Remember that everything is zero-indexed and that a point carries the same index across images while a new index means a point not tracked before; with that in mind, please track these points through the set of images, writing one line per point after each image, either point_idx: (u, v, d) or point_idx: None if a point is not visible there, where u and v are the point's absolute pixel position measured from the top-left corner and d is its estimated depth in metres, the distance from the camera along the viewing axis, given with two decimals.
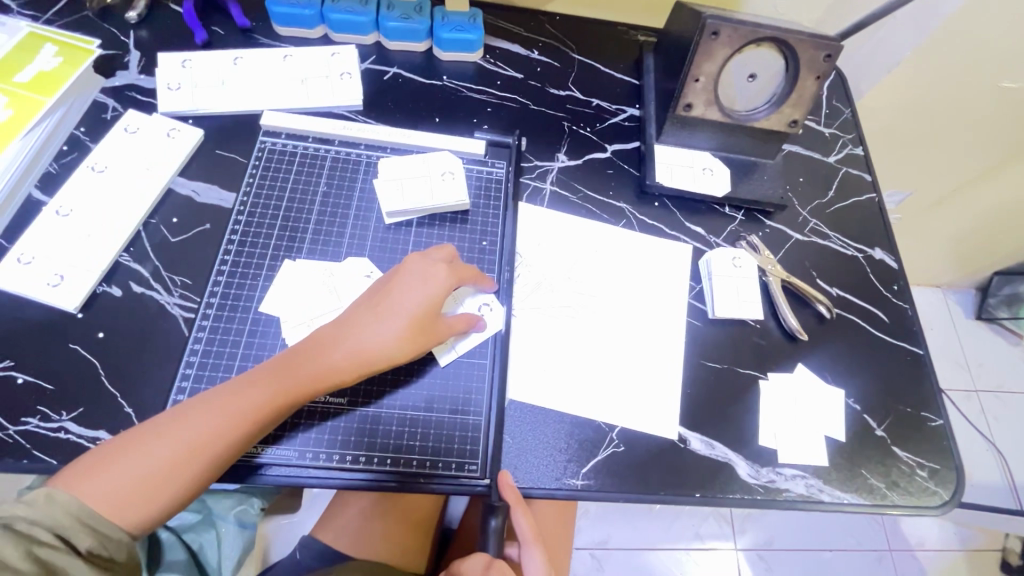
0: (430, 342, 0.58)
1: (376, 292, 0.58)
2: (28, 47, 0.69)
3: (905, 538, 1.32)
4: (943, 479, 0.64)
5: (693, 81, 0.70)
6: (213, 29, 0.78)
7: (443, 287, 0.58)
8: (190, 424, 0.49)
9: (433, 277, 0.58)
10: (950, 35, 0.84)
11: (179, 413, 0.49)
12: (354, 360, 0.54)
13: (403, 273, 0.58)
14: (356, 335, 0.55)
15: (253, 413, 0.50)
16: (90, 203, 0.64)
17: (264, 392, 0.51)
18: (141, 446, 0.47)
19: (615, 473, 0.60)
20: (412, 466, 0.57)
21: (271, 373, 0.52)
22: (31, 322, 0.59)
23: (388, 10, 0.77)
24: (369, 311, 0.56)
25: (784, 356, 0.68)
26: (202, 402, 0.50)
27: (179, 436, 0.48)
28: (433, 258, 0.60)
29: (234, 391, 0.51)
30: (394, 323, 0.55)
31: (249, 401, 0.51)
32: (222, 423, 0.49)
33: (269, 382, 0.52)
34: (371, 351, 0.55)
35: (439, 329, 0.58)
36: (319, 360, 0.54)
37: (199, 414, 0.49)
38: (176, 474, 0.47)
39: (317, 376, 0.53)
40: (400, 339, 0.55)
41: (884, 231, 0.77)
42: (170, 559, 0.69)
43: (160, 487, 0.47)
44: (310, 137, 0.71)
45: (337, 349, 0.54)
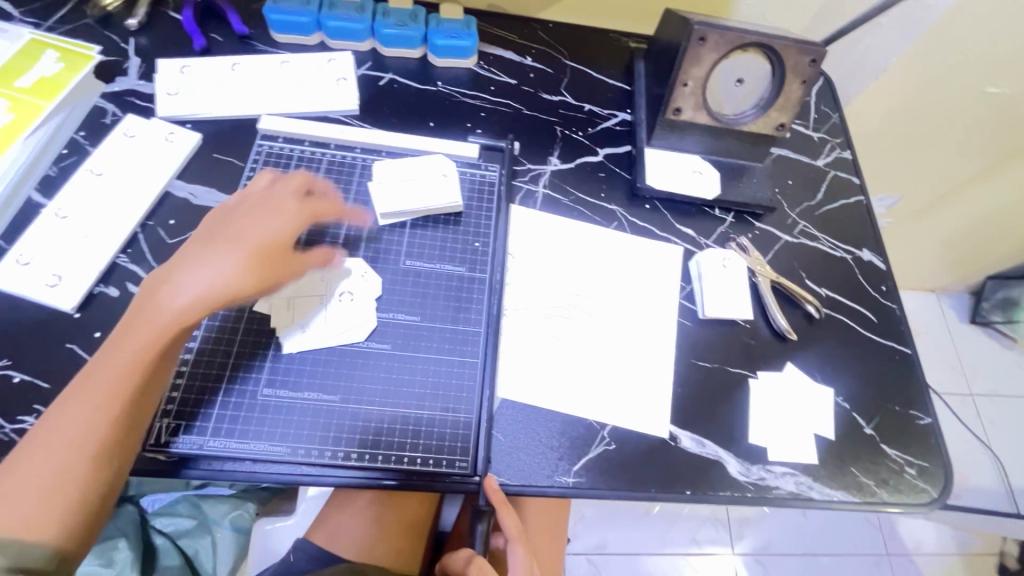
0: (280, 272, 0.55)
1: (213, 231, 0.56)
2: (30, 52, 0.71)
3: (902, 542, 1.32)
4: (932, 476, 0.65)
5: (681, 85, 0.71)
6: (212, 36, 0.80)
7: (282, 217, 0.58)
8: (61, 426, 0.46)
9: (274, 212, 0.58)
10: (934, 41, 0.85)
11: (42, 422, 0.47)
12: (205, 293, 0.51)
13: (238, 216, 0.58)
14: (190, 272, 0.52)
15: (117, 385, 0.48)
16: (88, 205, 0.65)
17: (118, 363, 0.49)
18: (12, 468, 0.45)
19: (606, 470, 0.60)
20: (404, 462, 0.58)
21: (123, 338, 0.50)
22: (28, 322, 0.60)
23: (383, 17, 0.78)
24: (205, 248, 0.54)
25: (774, 355, 0.69)
26: (66, 403, 0.48)
27: (48, 439, 0.46)
28: (279, 194, 0.61)
29: (90, 376, 0.49)
30: (231, 255, 0.53)
31: (109, 375, 0.48)
32: (89, 408, 0.47)
33: (120, 349, 0.49)
34: (217, 280, 0.52)
35: (292, 259, 0.57)
36: (166, 302, 0.50)
37: (67, 409, 0.47)
38: (61, 477, 0.45)
39: (172, 319, 0.50)
40: (244, 266, 0.53)
41: (872, 232, 0.78)
42: (164, 565, 0.66)
43: (55, 496, 0.45)
44: (306, 140, 0.73)
45: (183, 284, 0.51)
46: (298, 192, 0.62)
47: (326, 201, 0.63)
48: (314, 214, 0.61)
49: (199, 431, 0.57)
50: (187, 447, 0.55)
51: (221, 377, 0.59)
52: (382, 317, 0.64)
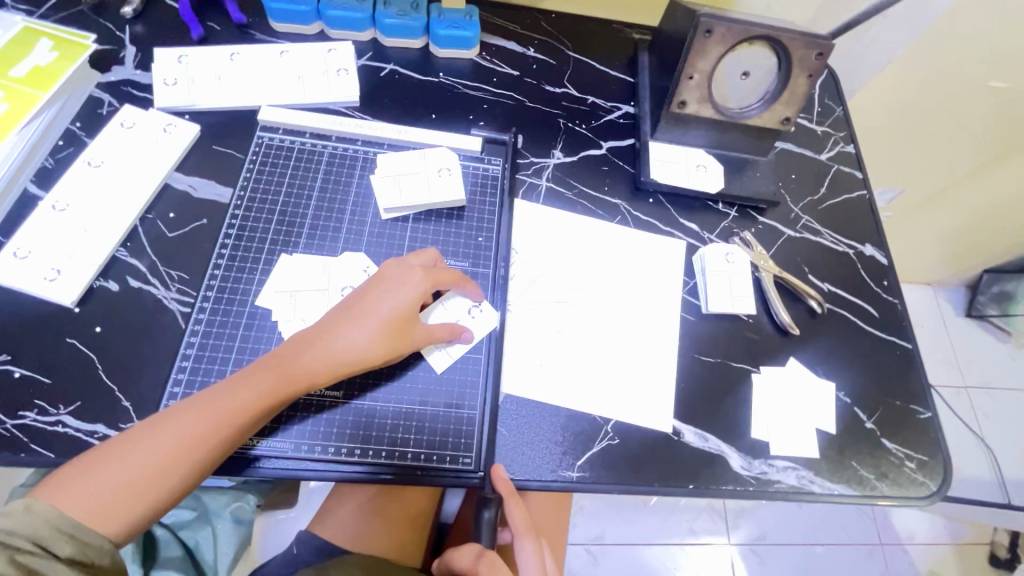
0: (408, 345, 0.58)
1: (348, 303, 0.58)
2: (24, 41, 0.69)
3: (895, 532, 1.33)
4: (930, 470, 0.66)
5: (687, 78, 0.70)
6: (210, 25, 0.78)
7: (415, 290, 0.58)
8: (175, 430, 0.49)
9: (404, 283, 0.58)
10: (938, 35, 0.85)
11: (155, 424, 0.50)
12: (335, 366, 0.55)
13: (374, 284, 0.59)
14: (335, 337, 0.56)
15: (233, 417, 0.51)
16: (86, 197, 0.64)
17: (248, 394, 0.52)
18: (115, 460, 0.48)
19: (609, 465, 0.61)
20: (408, 459, 0.58)
21: (255, 375, 0.53)
22: (27, 316, 0.59)
23: (384, 6, 0.77)
24: (344, 318, 0.57)
25: (777, 350, 0.69)
26: (188, 406, 0.51)
27: (157, 445, 0.49)
28: (409, 264, 0.61)
29: (227, 390, 0.52)
30: (368, 327, 0.56)
31: (230, 405, 0.51)
32: (203, 429, 0.50)
33: (259, 376, 0.53)
34: (350, 357, 0.55)
35: (417, 337, 0.59)
36: (302, 360, 0.54)
37: (181, 421, 0.50)
38: (153, 481, 0.48)
39: (303, 374, 0.54)
40: (373, 346, 0.56)
41: (874, 227, 0.78)
42: (166, 556, 0.72)
43: (139, 496, 0.48)
44: (307, 133, 0.72)
45: (323, 344, 0.55)
46: (427, 265, 0.62)
47: (449, 273, 0.62)
48: (441, 284, 0.61)
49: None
50: None
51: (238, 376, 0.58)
52: None
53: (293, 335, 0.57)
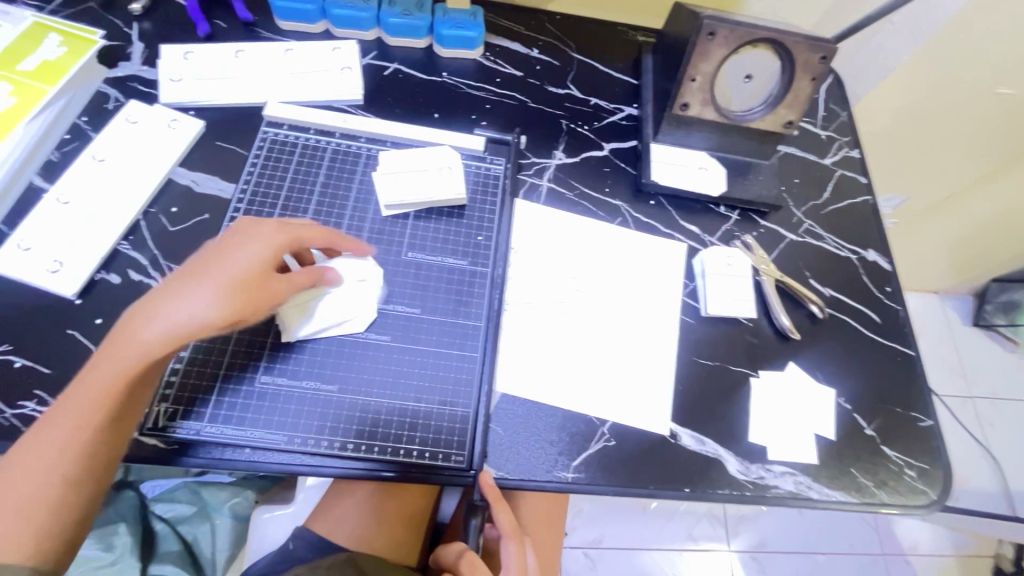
0: (266, 303, 0.51)
1: (190, 266, 0.51)
2: (33, 36, 0.70)
3: (898, 542, 1.32)
4: (932, 479, 0.65)
5: (689, 81, 0.70)
6: (216, 22, 0.79)
7: (263, 242, 0.53)
8: (40, 445, 0.45)
9: (257, 237, 0.53)
10: (944, 41, 0.85)
11: (16, 451, 0.45)
12: (176, 335, 0.47)
13: (221, 243, 0.53)
14: (167, 301, 0.47)
15: (93, 414, 0.46)
16: (91, 190, 0.65)
17: (94, 385, 0.46)
18: None
19: (605, 466, 0.60)
20: (401, 455, 0.57)
21: (94, 366, 0.47)
22: (30, 307, 0.60)
23: (389, 6, 0.78)
24: (182, 281, 0.49)
25: (776, 354, 0.68)
26: (46, 419, 0.46)
27: (25, 470, 0.45)
28: (264, 220, 0.56)
29: (74, 390, 0.47)
30: (209, 284, 0.49)
31: (82, 402, 0.46)
32: (66, 442, 0.46)
33: (99, 364, 0.47)
34: (187, 323, 0.47)
35: (276, 287, 0.53)
36: (140, 332, 0.46)
37: (43, 438, 0.46)
38: (43, 505, 0.45)
39: (144, 345, 0.46)
40: (216, 307, 0.48)
41: (877, 232, 0.78)
42: (164, 550, 0.73)
43: (33, 520, 0.44)
44: (312, 129, 0.72)
45: (156, 311, 0.47)
46: (286, 219, 0.57)
47: (314, 228, 0.58)
48: (302, 239, 0.56)
49: (175, 416, 0.56)
50: (181, 432, 0.55)
51: (218, 365, 0.58)
52: (383, 309, 0.63)
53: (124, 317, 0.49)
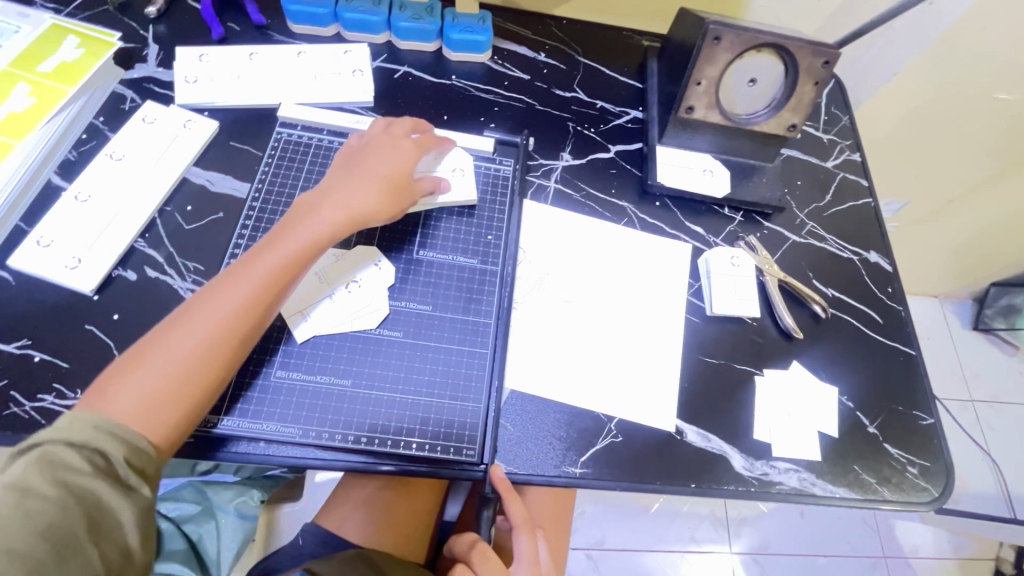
0: (403, 203, 0.65)
1: (349, 167, 0.64)
2: (52, 38, 0.72)
3: (899, 544, 1.32)
4: (933, 476, 0.66)
5: (694, 84, 0.72)
6: (230, 25, 0.80)
7: (404, 153, 0.66)
8: (207, 308, 0.52)
9: (397, 147, 0.66)
10: (943, 47, 0.86)
11: (181, 316, 0.52)
12: (344, 222, 0.60)
13: (371, 149, 0.66)
14: (345, 194, 0.62)
15: (255, 289, 0.54)
16: (108, 188, 0.66)
17: (268, 262, 0.56)
18: (155, 350, 0.50)
19: (612, 462, 0.61)
20: (414, 448, 0.58)
21: (264, 248, 0.57)
22: (49, 302, 0.61)
23: (400, 10, 0.79)
24: (348, 182, 0.63)
25: (780, 353, 0.69)
26: (212, 289, 0.54)
27: (197, 326, 0.51)
28: (393, 133, 0.68)
29: (246, 263, 0.55)
30: (372, 183, 0.63)
31: (255, 274, 0.55)
32: (228, 314, 0.52)
33: (272, 247, 0.57)
34: (351, 214, 0.61)
35: (410, 190, 0.65)
36: (310, 220, 0.59)
37: (208, 307, 0.52)
38: (196, 371, 0.50)
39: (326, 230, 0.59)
40: (371, 203, 0.62)
41: (878, 234, 0.79)
42: (170, 548, 0.72)
43: (187, 381, 0.49)
44: (324, 130, 0.73)
45: (329, 206, 0.60)
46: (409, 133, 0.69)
47: (435, 137, 0.70)
48: (429, 148, 0.69)
49: None
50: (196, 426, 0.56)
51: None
52: (394, 306, 0.64)
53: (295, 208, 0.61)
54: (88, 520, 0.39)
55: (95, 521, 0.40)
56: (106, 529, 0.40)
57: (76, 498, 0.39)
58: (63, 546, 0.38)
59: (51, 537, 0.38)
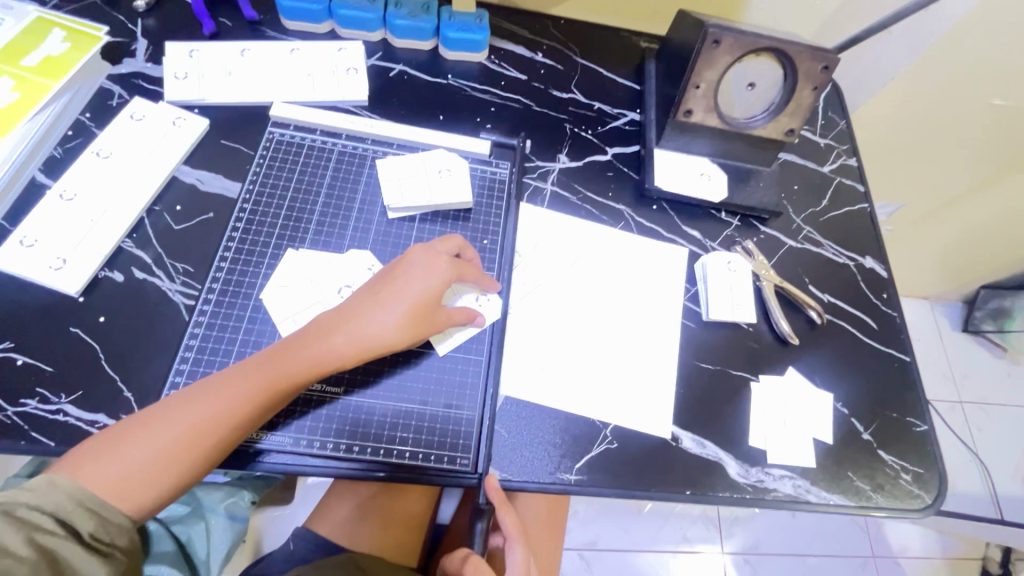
0: (430, 331, 0.58)
1: (378, 284, 0.58)
2: (37, 31, 0.70)
3: (888, 545, 1.34)
4: (927, 483, 0.66)
5: (693, 88, 0.71)
6: (221, 20, 0.79)
7: (441, 278, 0.59)
8: (192, 408, 0.49)
9: (435, 268, 0.59)
10: (941, 53, 0.86)
11: (172, 404, 0.49)
12: (359, 347, 0.55)
13: (407, 264, 0.59)
14: (363, 319, 0.56)
15: (255, 393, 0.51)
16: (94, 187, 0.64)
17: (266, 371, 0.52)
18: (132, 441, 0.47)
19: (607, 469, 0.61)
20: (406, 457, 0.58)
21: (270, 357, 0.53)
22: (32, 304, 0.59)
23: (396, 7, 0.78)
24: (373, 298, 0.57)
25: (776, 359, 0.69)
26: (207, 386, 0.51)
27: (175, 427, 0.48)
28: (436, 250, 0.61)
29: (246, 370, 0.52)
30: (395, 312, 0.56)
31: (247, 384, 0.51)
32: (211, 419, 0.49)
33: (275, 360, 0.53)
34: (370, 341, 0.56)
35: (438, 320, 0.59)
36: (326, 340, 0.55)
37: (200, 405, 0.49)
38: (162, 472, 0.47)
39: (332, 353, 0.54)
40: (398, 329, 0.56)
41: (874, 240, 0.79)
42: (159, 550, 0.71)
43: (153, 477, 0.47)
44: (318, 130, 0.72)
45: (346, 333, 0.55)
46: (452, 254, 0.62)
47: (470, 266, 0.62)
48: (466, 274, 0.61)
49: None
50: None
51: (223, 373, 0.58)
52: None
53: (317, 318, 0.57)
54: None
55: None
56: None
57: (46, 560, 0.40)
58: None
59: None
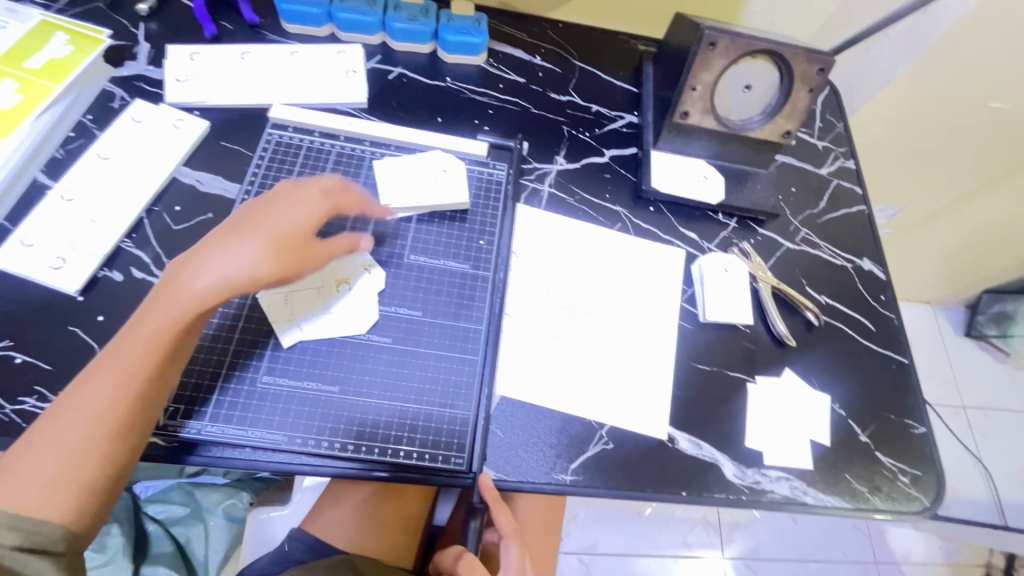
0: (303, 259, 0.55)
1: (238, 222, 0.55)
2: (40, 34, 0.71)
3: (891, 550, 1.32)
4: (924, 485, 0.66)
5: (689, 90, 0.72)
6: (223, 24, 0.80)
7: (311, 210, 0.57)
8: (81, 398, 0.46)
9: (303, 202, 0.57)
10: (938, 56, 0.86)
11: (60, 404, 0.46)
12: (226, 280, 0.50)
13: (271, 204, 0.57)
14: (218, 252, 0.52)
15: (138, 358, 0.48)
16: (94, 188, 0.65)
17: (140, 335, 0.48)
18: (28, 452, 0.44)
19: (602, 470, 0.61)
20: (401, 457, 0.58)
21: (140, 322, 0.49)
22: (31, 303, 0.60)
23: (395, 11, 0.78)
24: (230, 234, 0.53)
25: (772, 361, 0.69)
26: (90, 374, 0.47)
27: (70, 421, 0.45)
28: (301, 186, 0.59)
29: (121, 344, 0.48)
30: (257, 241, 0.53)
31: (127, 354, 0.48)
32: (104, 399, 0.46)
33: (144, 321, 0.49)
34: (236, 273, 0.51)
35: (313, 248, 0.56)
36: (186, 283, 0.50)
37: (88, 391, 0.46)
38: (75, 468, 0.44)
39: (198, 295, 0.50)
40: (264, 257, 0.52)
41: (872, 242, 0.79)
42: (157, 551, 0.73)
43: (71, 476, 0.44)
44: (316, 131, 0.73)
45: (204, 269, 0.51)
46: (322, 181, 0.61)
47: (346, 198, 0.61)
48: (337, 204, 0.60)
49: (186, 415, 0.56)
50: (183, 430, 0.55)
51: (215, 376, 0.58)
52: (385, 311, 0.64)
53: (171, 269, 0.52)
54: None
55: None
56: None
57: None
58: None
59: None
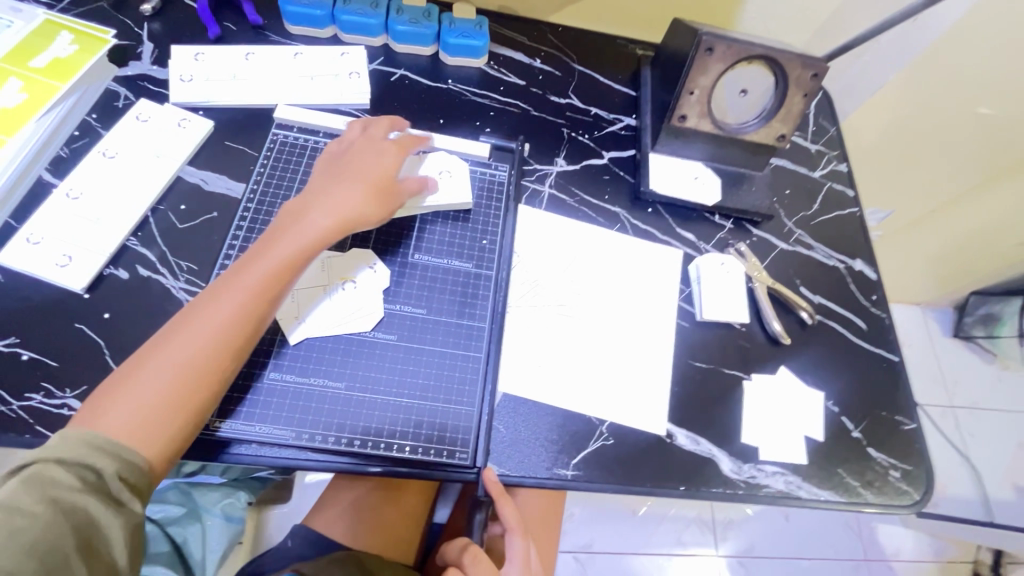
0: (392, 202, 0.64)
1: (336, 168, 0.64)
2: (45, 34, 0.72)
3: (881, 548, 1.35)
4: (915, 480, 0.67)
5: (687, 93, 0.73)
6: (226, 25, 0.80)
7: (391, 156, 0.66)
8: (201, 318, 0.52)
9: (384, 151, 0.66)
10: (928, 62, 0.88)
11: (185, 319, 0.52)
12: (337, 218, 0.60)
13: (357, 151, 0.65)
14: (330, 196, 0.61)
15: (259, 283, 0.54)
16: (100, 187, 0.65)
17: (260, 263, 0.55)
18: (152, 363, 0.49)
19: (602, 465, 0.62)
20: (406, 452, 0.59)
21: (258, 253, 0.56)
22: (37, 300, 0.60)
23: (397, 14, 0.79)
24: (334, 181, 0.62)
25: (768, 359, 0.71)
26: (209, 296, 0.53)
27: (192, 337, 0.51)
28: (378, 135, 0.68)
29: (239, 270, 0.55)
30: (359, 188, 0.62)
31: (246, 280, 0.54)
32: (221, 321, 0.52)
33: (263, 252, 0.56)
34: (347, 213, 0.60)
35: (398, 192, 0.65)
36: (303, 222, 0.59)
37: (211, 309, 0.52)
38: (189, 385, 0.50)
39: (313, 232, 0.58)
40: (365, 200, 0.62)
41: (864, 243, 0.81)
42: (155, 551, 0.71)
43: (181, 396, 0.49)
44: (320, 132, 0.74)
45: (317, 211, 0.59)
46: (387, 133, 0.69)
47: (410, 139, 0.69)
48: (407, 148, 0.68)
49: None
50: None
51: None
52: (389, 309, 0.65)
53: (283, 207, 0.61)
54: (78, 535, 0.42)
55: (86, 533, 0.42)
56: (94, 543, 0.42)
57: (63, 515, 0.41)
58: (51, 562, 0.40)
59: (41, 555, 0.40)
